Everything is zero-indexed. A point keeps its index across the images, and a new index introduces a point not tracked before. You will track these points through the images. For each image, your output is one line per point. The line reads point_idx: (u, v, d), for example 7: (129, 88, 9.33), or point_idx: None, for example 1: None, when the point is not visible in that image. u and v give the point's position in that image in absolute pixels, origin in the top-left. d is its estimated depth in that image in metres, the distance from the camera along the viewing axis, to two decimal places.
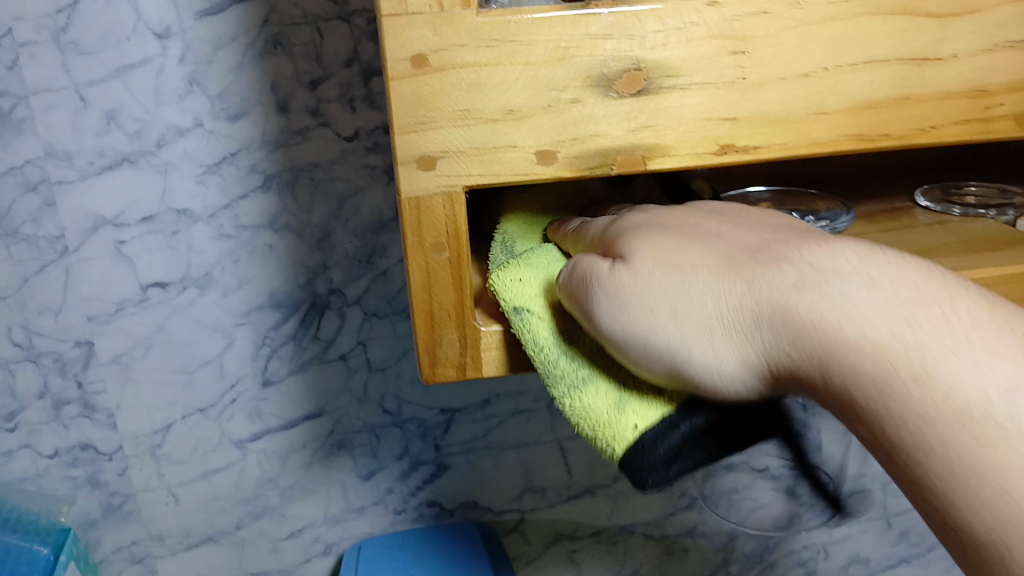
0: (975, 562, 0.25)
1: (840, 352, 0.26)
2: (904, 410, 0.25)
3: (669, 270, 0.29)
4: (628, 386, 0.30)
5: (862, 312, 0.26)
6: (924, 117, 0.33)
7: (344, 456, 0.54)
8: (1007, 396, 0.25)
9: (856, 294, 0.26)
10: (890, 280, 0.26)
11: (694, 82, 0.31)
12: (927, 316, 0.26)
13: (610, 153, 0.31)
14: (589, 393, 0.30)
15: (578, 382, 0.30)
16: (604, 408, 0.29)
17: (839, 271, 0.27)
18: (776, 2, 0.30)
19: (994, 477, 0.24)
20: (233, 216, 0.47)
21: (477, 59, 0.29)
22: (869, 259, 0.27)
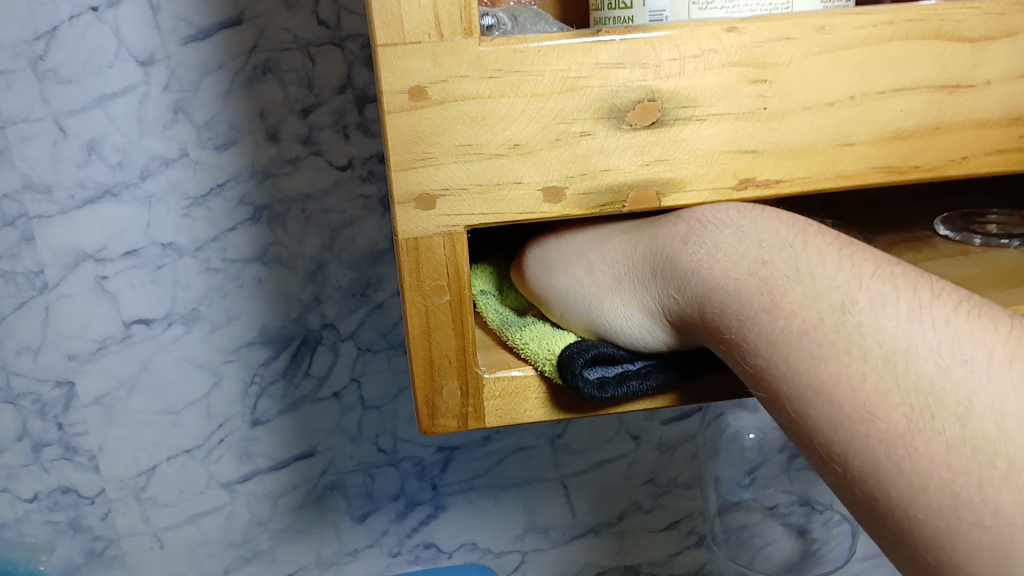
0: (877, 523, 0.22)
1: (705, 292, 0.26)
2: (755, 339, 0.25)
3: (584, 242, 0.32)
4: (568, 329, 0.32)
5: (726, 253, 0.27)
6: (957, 147, 0.31)
7: (338, 497, 0.51)
8: (883, 334, 0.23)
9: (724, 239, 0.27)
10: (758, 225, 0.27)
11: (713, 112, 0.29)
12: (791, 257, 0.26)
13: (623, 188, 0.29)
14: (538, 326, 0.32)
15: (529, 323, 0.32)
16: (548, 334, 0.31)
17: (715, 223, 0.28)
18: (800, 27, 0.28)
19: (848, 397, 0.23)
20: (220, 249, 0.45)
21: (480, 90, 0.27)
22: (747, 214, 0.28)
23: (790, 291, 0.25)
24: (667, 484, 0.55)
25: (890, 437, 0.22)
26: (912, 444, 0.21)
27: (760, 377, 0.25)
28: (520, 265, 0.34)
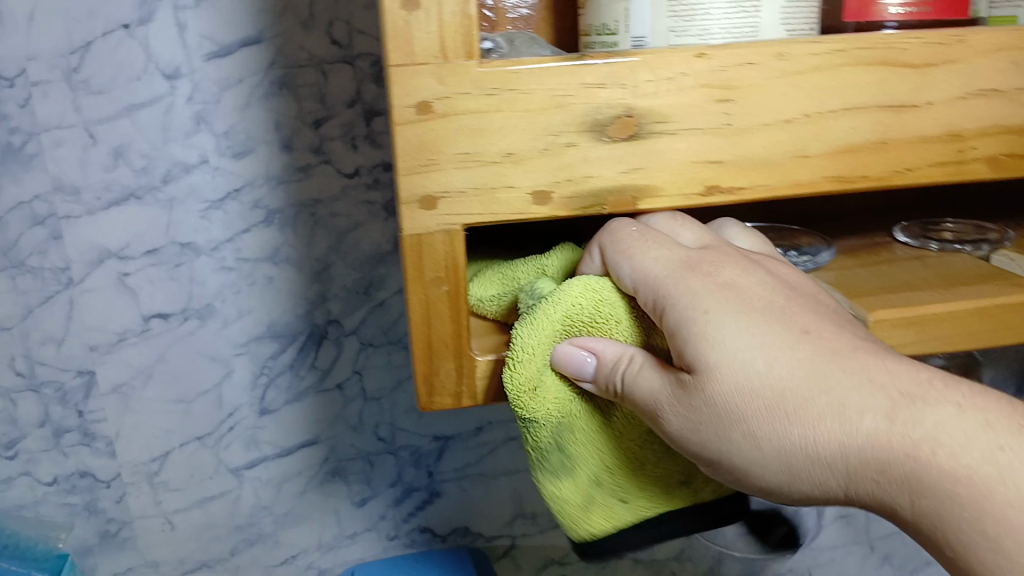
0: None
1: (921, 478, 0.28)
2: (962, 501, 0.27)
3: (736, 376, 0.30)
4: (601, 477, 0.34)
5: (950, 440, 0.28)
6: (902, 160, 0.34)
7: (338, 483, 0.55)
8: None
9: (944, 423, 0.28)
10: (973, 403, 0.28)
11: (682, 128, 0.33)
12: (1007, 445, 0.28)
13: (602, 193, 0.33)
14: (562, 488, 0.34)
15: (558, 473, 0.34)
16: (573, 502, 0.34)
17: (929, 399, 0.29)
18: (761, 54, 0.32)
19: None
20: (235, 249, 0.49)
21: (480, 105, 0.31)
22: (954, 388, 0.29)
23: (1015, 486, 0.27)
24: None
25: None
26: None
27: (948, 536, 0.28)
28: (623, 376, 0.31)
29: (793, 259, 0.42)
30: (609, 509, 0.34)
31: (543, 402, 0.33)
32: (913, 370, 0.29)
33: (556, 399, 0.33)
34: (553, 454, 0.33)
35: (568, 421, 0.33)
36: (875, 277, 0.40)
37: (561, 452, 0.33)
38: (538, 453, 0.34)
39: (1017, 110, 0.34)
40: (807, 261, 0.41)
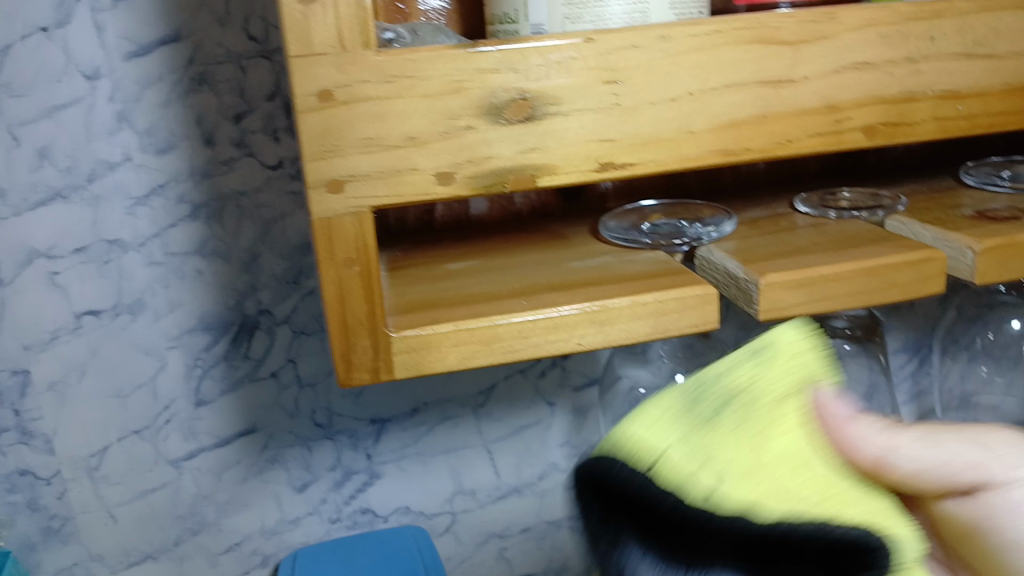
0: None
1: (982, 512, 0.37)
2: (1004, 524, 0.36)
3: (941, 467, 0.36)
4: (727, 478, 0.29)
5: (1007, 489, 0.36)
6: (782, 132, 0.36)
7: (278, 469, 0.56)
8: None
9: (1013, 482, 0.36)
10: None
11: (575, 108, 0.35)
12: None
13: (503, 173, 0.35)
14: (694, 442, 0.30)
15: (741, 423, 0.30)
16: (673, 449, 0.30)
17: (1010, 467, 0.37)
18: (644, 37, 0.34)
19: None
20: (163, 244, 0.50)
21: (379, 92, 0.33)
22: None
23: None
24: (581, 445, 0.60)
25: None
26: None
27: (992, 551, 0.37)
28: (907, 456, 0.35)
29: (699, 230, 0.44)
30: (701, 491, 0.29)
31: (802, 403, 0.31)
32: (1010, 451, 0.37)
33: (774, 392, 0.31)
34: (708, 410, 0.31)
35: (761, 424, 0.30)
36: (771, 243, 0.42)
37: (703, 430, 0.30)
38: (718, 411, 0.31)
39: (889, 82, 0.36)
40: (711, 231, 0.44)
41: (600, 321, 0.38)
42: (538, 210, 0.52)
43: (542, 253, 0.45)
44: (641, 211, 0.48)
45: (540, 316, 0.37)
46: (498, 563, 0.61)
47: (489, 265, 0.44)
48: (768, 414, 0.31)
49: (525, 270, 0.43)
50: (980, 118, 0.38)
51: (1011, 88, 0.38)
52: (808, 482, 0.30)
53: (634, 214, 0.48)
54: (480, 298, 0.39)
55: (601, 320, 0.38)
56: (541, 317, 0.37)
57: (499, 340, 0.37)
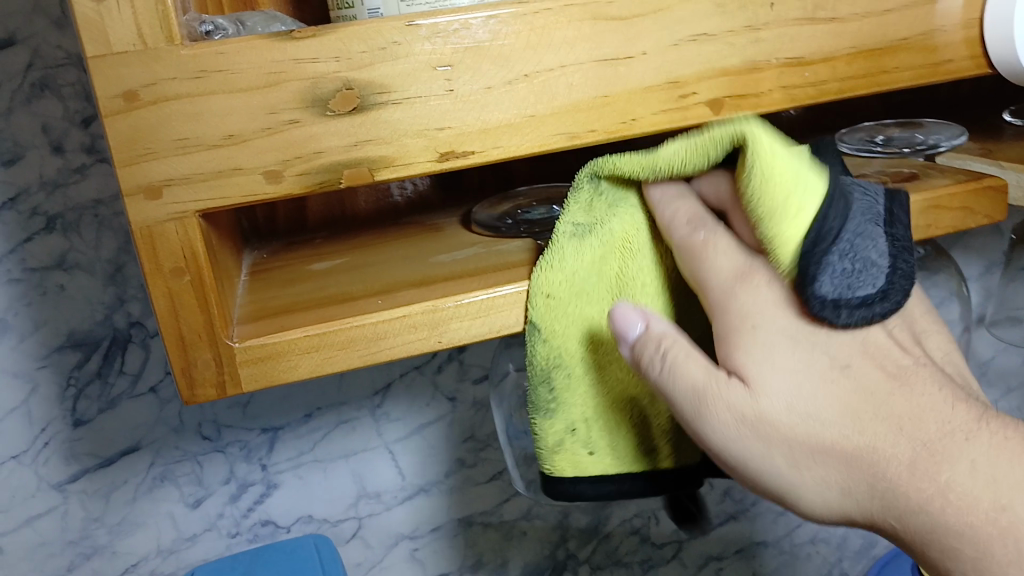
0: (919, 536, 0.32)
1: (830, 429, 0.32)
2: (862, 454, 0.32)
3: (812, 407, 0.32)
4: (556, 411, 0.39)
5: (822, 407, 0.32)
6: (624, 111, 0.35)
7: (168, 487, 0.54)
8: (950, 491, 0.31)
9: (819, 402, 0.32)
10: (841, 414, 0.32)
11: (405, 96, 0.33)
12: (871, 445, 0.32)
13: (337, 167, 0.33)
14: (543, 393, 0.39)
15: (548, 373, 0.38)
16: (546, 401, 0.39)
17: (816, 376, 0.32)
18: (471, 18, 0.33)
19: (913, 506, 0.31)
20: (19, 260, 0.48)
21: (189, 90, 0.31)
22: (806, 392, 0.32)
23: (884, 467, 0.32)
24: (485, 439, 0.58)
25: (937, 511, 0.31)
26: (964, 525, 0.31)
27: (903, 520, 0.32)
28: (735, 434, 0.33)
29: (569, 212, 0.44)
30: (549, 426, 0.40)
31: (553, 325, 0.37)
32: (817, 368, 0.32)
33: (553, 336, 0.37)
34: (544, 379, 0.39)
35: (557, 370, 0.38)
36: None
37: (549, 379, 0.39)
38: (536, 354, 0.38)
39: (731, 52, 0.36)
40: None
41: (462, 315, 0.36)
42: (417, 202, 0.50)
43: (411, 243, 0.44)
44: (511, 197, 0.47)
45: (395, 315, 0.35)
46: (409, 564, 0.59)
47: (350, 263, 0.42)
48: (561, 359, 0.38)
49: (388, 266, 0.41)
50: (829, 84, 0.38)
51: (858, 52, 0.38)
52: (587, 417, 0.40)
53: (506, 200, 0.47)
54: (335, 300, 0.38)
55: (463, 315, 0.36)
56: (396, 316, 0.35)
57: (355, 343, 0.35)
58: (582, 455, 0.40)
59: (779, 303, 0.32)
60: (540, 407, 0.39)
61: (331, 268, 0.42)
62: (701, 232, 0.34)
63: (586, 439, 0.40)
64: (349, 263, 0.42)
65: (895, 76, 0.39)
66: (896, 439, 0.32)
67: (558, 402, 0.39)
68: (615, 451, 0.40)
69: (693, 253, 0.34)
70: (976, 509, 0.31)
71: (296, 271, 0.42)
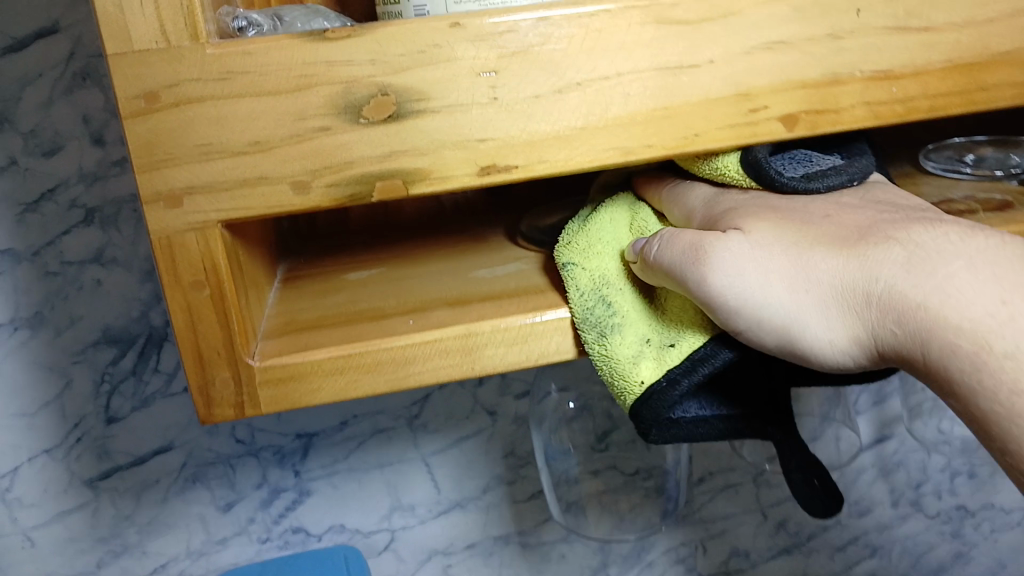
0: (929, 356, 0.28)
1: (814, 258, 0.31)
2: (850, 276, 0.30)
3: (795, 235, 0.31)
4: (617, 320, 0.34)
5: (803, 244, 0.31)
6: (687, 125, 0.32)
7: (200, 489, 0.53)
8: (954, 288, 0.28)
9: (801, 240, 0.31)
10: (823, 245, 0.31)
11: (446, 104, 0.30)
12: (859, 264, 0.30)
13: (370, 179, 0.31)
14: (600, 308, 0.34)
15: (598, 285, 0.34)
16: (601, 315, 0.33)
17: (795, 224, 0.31)
18: (520, 20, 0.30)
19: (920, 317, 0.28)
20: (57, 253, 0.47)
21: (213, 92, 0.29)
22: (786, 236, 0.31)
23: (878, 283, 0.29)
24: (526, 456, 0.56)
25: (943, 317, 0.28)
26: (972, 322, 0.28)
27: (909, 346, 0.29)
28: (731, 280, 0.30)
29: None
30: (618, 343, 0.33)
31: (585, 249, 0.35)
32: (796, 221, 0.32)
33: (590, 257, 0.35)
34: (594, 299, 0.34)
35: (606, 280, 0.35)
36: None
37: (601, 298, 0.34)
38: (578, 280, 0.34)
39: (810, 62, 0.32)
40: None
41: (497, 340, 0.34)
42: (462, 207, 0.48)
43: (451, 255, 0.42)
44: (558, 207, 0.44)
45: (426, 338, 0.33)
46: None
47: (387, 273, 0.40)
48: (604, 271, 0.35)
49: (425, 278, 0.39)
50: (918, 101, 0.34)
51: (953, 65, 0.34)
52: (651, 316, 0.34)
53: (554, 210, 0.44)
54: (365, 316, 0.35)
55: (499, 340, 0.34)
56: (427, 339, 0.33)
57: (381, 367, 0.33)
58: (668, 359, 0.33)
59: (753, 202, 0.33)
60: (597, 331, 0.33)
61: (368, 277, 0.40)
62: (682, 183, 0.37)
63: (662, 338, 0.34)
64: (385, 273, 0.40)
65: (993, 94, 0.35)
66: (882, 249, 0.30)
67: (617, 311, 0.34)
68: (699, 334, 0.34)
69: (677, 198, 0.36)
70: (982, 308, 0.28)
71: (330, 280, 0.40)
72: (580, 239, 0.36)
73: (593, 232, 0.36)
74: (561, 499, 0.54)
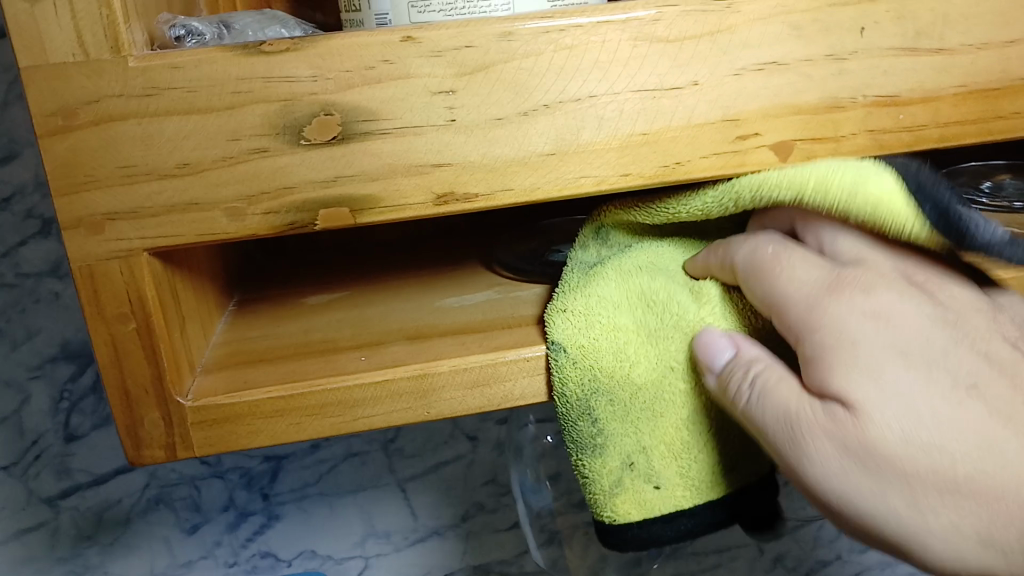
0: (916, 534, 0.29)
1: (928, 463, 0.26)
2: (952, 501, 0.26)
3: (925, 427, 0.26)
4: (600, 441, 0.31)
5: (929, 432, 0.26)
6: (668, 153, 0.29)
7: (163, 510, 0.51)
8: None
9: (926, 428, 0.26)
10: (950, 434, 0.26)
11: (397, 126, 0.27)
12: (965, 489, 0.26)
13: (311, 206, 0.28)
14: (584, 424, 0.31)
15: (587, 396, 0.31)
16: (587, 433, 0.31)
17: (935, 391, 0.27)
18: (480, 34, 0.27)
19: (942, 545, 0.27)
20: (14, 264, 0.44)
21: (138, 110, 0.26)
22: (924, 408, 0.27)
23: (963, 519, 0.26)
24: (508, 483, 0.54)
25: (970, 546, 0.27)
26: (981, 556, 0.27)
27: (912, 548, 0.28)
28: (836, 471, 0.27)
29: None
30: (600, 467, 0.31)
31: (579, 338, 0.31)
32: (939, 385, 0.27)
33: (586, 356, 0.30)
34: (581, 416, 0.31)
35: (600, 394, 0.31)
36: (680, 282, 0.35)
37: (587, 412, 0.31)
38: (564, 385, 0.31)
39: (806, 86, 0.29)
40: None
41: (457, 383, 0.30)
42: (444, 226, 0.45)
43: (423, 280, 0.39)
44: (540, 230, 0.42)
45: (376, 379, 0.30)
46: None
47: (348, 299, 0.37)
48: (600, 379, 0.30)
49: (388, 307, 0.36)
50: (928, 130, 0.30)
51: (969, 91, 0.30)
52: (646, 439, 0.31)
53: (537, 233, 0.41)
54: (315, 350, 0.33)
55: (458, 383, 0.30)
56: (376, 381, 0.30)
57: (326, 410, 0.30)
58: (647, 496, 0.31)
59: (886, 307, 0.28)
60: (580, 448, 0.32)
61: (328, 303, 0.37)
62: (771, 247, 0.29)
63: (649, 471, 0.31)
64: (346, 299, 0.37)
65: (1014, 123, 0.31)
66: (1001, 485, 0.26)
67: (607, 433, 0.31)
68: (692, 477, 0.31)
69: (765, 272, 0.29)
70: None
71: (287, 305, 0.37)
72: (580, 318, 0.31)
73: (596, 304, 0.31)
74: (539, 534, 0.53)
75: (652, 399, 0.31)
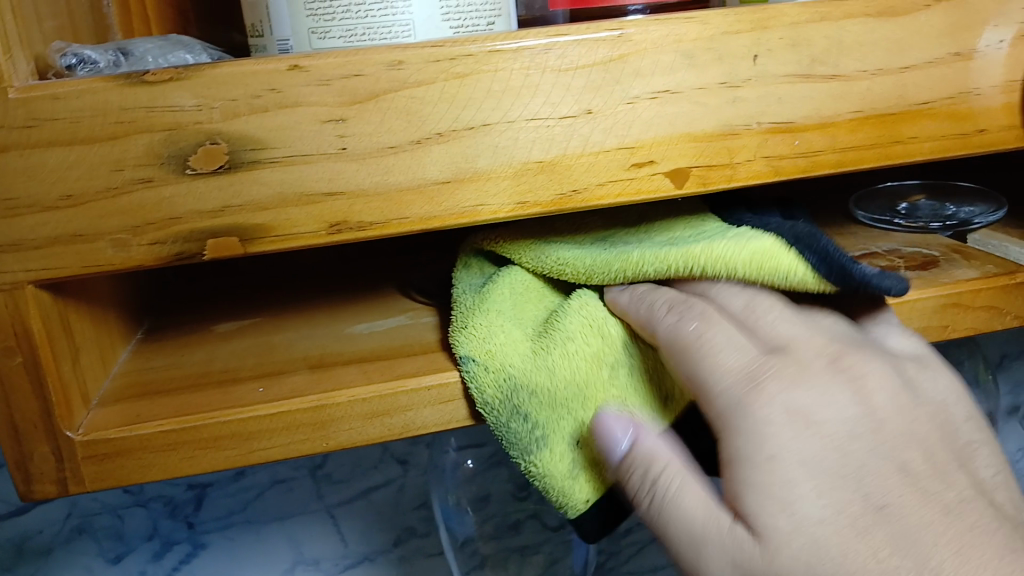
0: None
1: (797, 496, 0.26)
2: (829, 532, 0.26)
3: (834, 457, 0.27)
4: (539, 432, 0.30)
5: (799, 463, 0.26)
6: (566, 181, 0.29)
7: (86, 540, 0.50)
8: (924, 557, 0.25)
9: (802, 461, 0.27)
10: (821, 470, 0.26)
11: (287, 154, 0.27)
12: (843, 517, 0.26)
13: (200, 235, 0.27)
14: (519, 425, 0.30)
15: (510, 393, 0.30)
16: (524, 433, 0.30)
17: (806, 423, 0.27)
18: (370, 62, 0.27)
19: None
20: None
21: (17, 141, 0.26)
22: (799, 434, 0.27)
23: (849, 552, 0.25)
24: None
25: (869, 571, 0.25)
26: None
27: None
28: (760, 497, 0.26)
29: None
30: (553, 459, 0.30)
31: (485, 346, 0.31)
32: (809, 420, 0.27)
33: (497, 363, 0.30)
34: (514, 420, 0.30)
35: (523, 387, 0.30)
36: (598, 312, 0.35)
37: (518, 411, 0.30)
38: (484, 394, 0.30)
39: (700, 113, 0.29)
40: None
41: (357, 412, 0.30)
42: (368, 251, 0.45)
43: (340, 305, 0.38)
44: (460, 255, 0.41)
45: (272, 411, 0.29)
46: None
47: (258, 326, 0.37)
48: (517, 371, 0.30)
49: (296, 334, 0.36)
50: (824, 156, 0.31)
51: (865, 117, 0.31)
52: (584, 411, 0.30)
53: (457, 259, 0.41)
54: (214, 381, 0.32)
55: (358, 413, 0.30)
56: (271, 413, 0.29)
57: (220, 442, 0.29)
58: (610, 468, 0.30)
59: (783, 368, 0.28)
60: (526, 452, 0.30)
61: (236, 330, 0.37)
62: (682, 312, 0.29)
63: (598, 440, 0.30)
64: (256, 326, 0.37)
65: (912, 148, 0.31)
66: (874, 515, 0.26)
67: (542, 424, 0.30)
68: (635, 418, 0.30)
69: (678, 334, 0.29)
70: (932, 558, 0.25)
71: (196, 333, 0.37)
72: (481, 331, 0.31)
73: (490, 316, 0.32)
74: (466, 561, 0.52)
75: (571, 370, 0.30)
